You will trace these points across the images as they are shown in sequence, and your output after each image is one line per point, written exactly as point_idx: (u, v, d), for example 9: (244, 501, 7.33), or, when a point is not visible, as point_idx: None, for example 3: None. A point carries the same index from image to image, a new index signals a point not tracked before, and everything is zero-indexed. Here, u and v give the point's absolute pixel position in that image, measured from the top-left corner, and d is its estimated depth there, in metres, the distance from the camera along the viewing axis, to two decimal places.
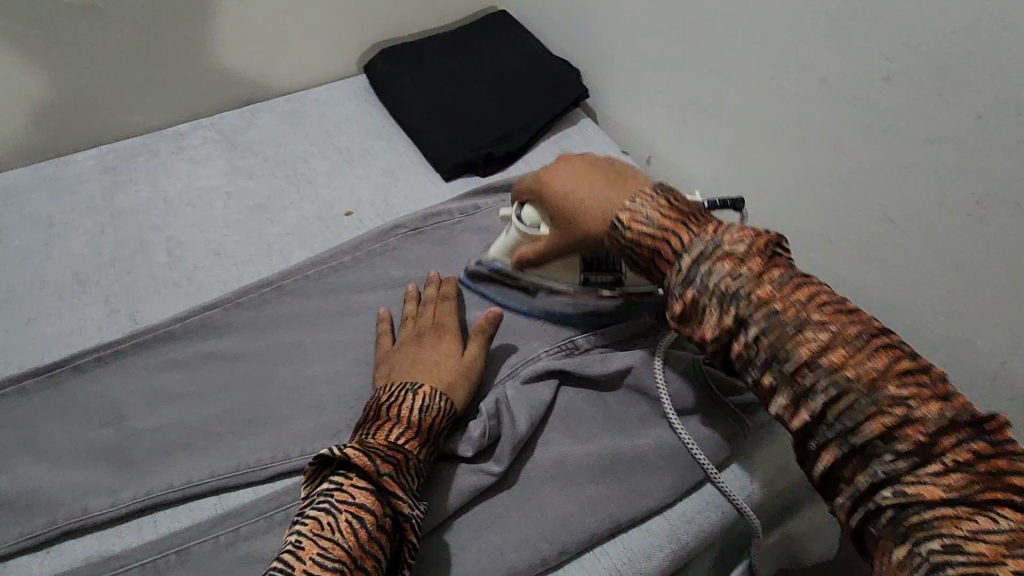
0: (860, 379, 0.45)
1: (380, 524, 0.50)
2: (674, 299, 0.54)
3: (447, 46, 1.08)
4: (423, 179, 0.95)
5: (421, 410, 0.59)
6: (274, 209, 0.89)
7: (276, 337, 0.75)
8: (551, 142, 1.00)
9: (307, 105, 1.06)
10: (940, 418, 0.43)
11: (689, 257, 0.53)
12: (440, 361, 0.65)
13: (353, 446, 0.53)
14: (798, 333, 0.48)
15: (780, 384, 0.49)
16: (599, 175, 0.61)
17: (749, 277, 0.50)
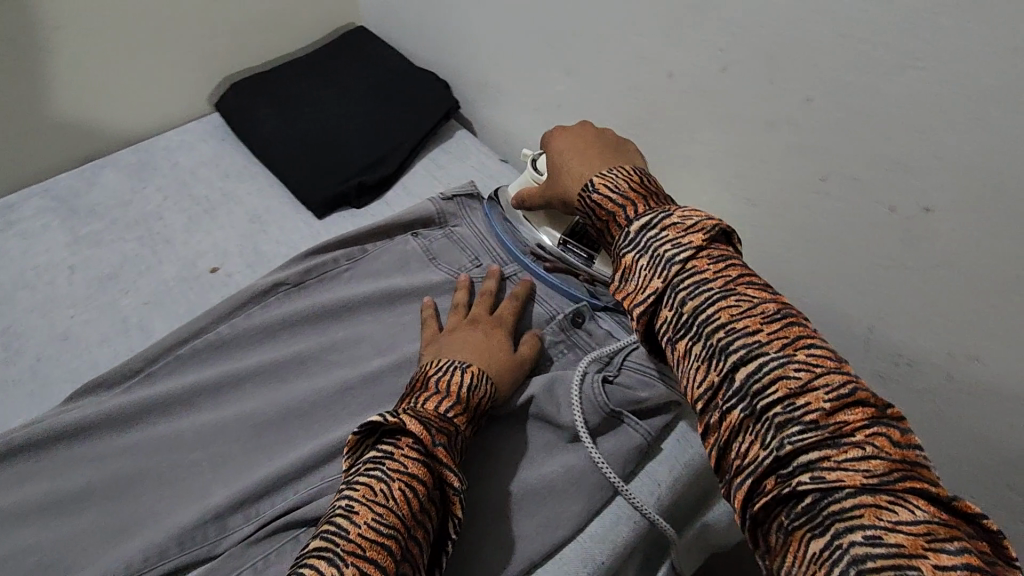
0: (778, 351, 0.43)
1: (428, 496, 0.50)
2: (617, 264, 0.53)
3: (305, 73, 1.02)
4: (296, 219, 0.89)
5: (470, 388, 0.58)
6: (128, 278, 0.81)
7: (145, 426, 0.67)
8: (428, 161, 0.96)
9: (157, 153, 0.96)
10: (849, 393, 0.41)
11: (638, 224, 0.53)
12: (484, 345, 0.64)
13: (408, 413, 0.53)
14: (722, 299, 0.46)
15: (694, 345, 0.47)
16: (591, 144, 0.65)
17: (689, 245, 0.49)
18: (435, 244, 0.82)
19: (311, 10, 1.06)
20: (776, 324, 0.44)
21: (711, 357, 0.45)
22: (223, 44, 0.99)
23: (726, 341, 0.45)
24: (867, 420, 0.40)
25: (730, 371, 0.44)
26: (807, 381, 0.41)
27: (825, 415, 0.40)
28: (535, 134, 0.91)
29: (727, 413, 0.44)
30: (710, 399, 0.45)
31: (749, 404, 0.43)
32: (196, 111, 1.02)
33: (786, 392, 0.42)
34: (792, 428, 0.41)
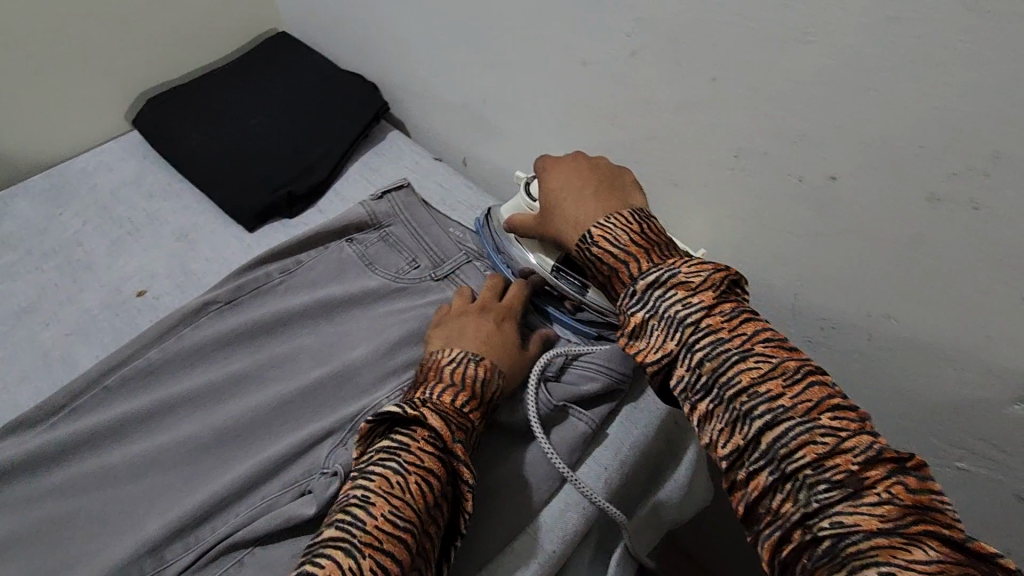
0: (800, 412, 0.44)
1: (443, 492, 0.51)
2: (625, 322, 0.53)
3: (229, 84, 0.99)
4: (226, 234, 0.86)
5: (483, 383, 0.60)
6: (49, 310, 0.77)
7: (75, 465, 0.64)
8: (361, 164, 0.94)
9: (74, 177, 0.92)
10: (870, 448, 0.42)
11: (645, 282, 0.52)
12: (494, 335, 0.66)
13: (428, 408, 0.55)
14: (739, 360, 0.47)
15: (714, 407, 0.47)
16: (586, 184, 0.64)
17: (700, 304, 0.49)
18: (370, 248, 0.80)
19: (227, 17, 1.03)
20: (797, 384, 0.45)
21: (734, 420, 0.46)
22: (135, 58, 0.95)
23: (748, 403, 0.45)
24: (888, 472, 0.41)
25: (754, 433, 0.44)
26: (830, 441, 0.42)
27: (851, 472, 0.41)
28: (466, 130, 0.91)
29: (754, 473, 0.44)
30: (734, 459, 0.45)
31: (773, 462, 0.43)
32: (113, 130, 0.98)
33: (812, 453, 0.42)
34: (814, 484, 0.41)
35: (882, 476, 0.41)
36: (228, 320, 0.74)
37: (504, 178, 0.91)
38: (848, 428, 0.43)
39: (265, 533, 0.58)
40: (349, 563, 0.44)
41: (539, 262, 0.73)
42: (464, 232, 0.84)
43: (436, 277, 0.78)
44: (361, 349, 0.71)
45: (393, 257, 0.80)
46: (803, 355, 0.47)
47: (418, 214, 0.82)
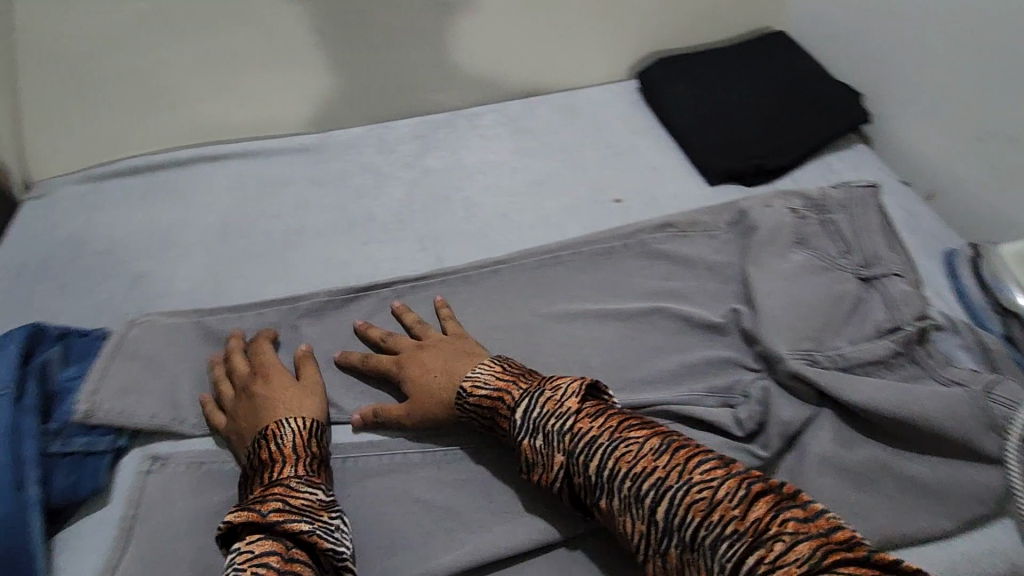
0: (676, 481, 0.52)
1: (286, 558, 0.53)
2: (521, 452, 0.62)
3: (723, 62, 1.13)
4: (688, 180, 1.00)
5: (280, 442, 0.65)
6: (551, 187, 1.01)
7: (553, 300, 0.85)
8: (821, 163, 1.00)
9: (583, 102, 1.18)
10: (742, 492, 0.49)
11: (521, 411, 0.62)
12: (294, 394, 0.72)
13: (234, 511, 0.57)
14: (613, 450, 0.56)
15: (618, 507, 0.55)
16: (444, 357, 0.73)
17: (568, 413, 0.60)
18: (809, 225, 0.86)
19: (741, 10, 1.17)
20: (665, 458, 0.54)
21: (632, 507, 0.54)
22: (660, 26, 1.16)
23: (637, 488, 0.53)
24: (773, 512, 0.46)
25: (653, 517, 0.52)
26: (709, 498, 0.49)
27: (740, 520, 0.47)
28: (963, 163, 0.89)
29: (676, 557, 0.50)
30: (655, 548, 0.52)
31: (675, 535, 0.50)
32: (617, 77, 1.22)
33: (702, 515, 0.49)
34: (717, 544, 0.47)
35: (770, 520, 0.46)
36: (683, 246, 0.88)
37: (986, 220, 0.88)
38: (716, 480, 0.51)
39: (701, 418, 0.70)
40: None
41: None
42: (906, 253, 0.82)
43: (859, 273, 0.79)
44: (789, 309, 0.76)
45: (827, 245, 0.83)
46: (663, 430, 0.57)
47: (866, 217, 0.85)
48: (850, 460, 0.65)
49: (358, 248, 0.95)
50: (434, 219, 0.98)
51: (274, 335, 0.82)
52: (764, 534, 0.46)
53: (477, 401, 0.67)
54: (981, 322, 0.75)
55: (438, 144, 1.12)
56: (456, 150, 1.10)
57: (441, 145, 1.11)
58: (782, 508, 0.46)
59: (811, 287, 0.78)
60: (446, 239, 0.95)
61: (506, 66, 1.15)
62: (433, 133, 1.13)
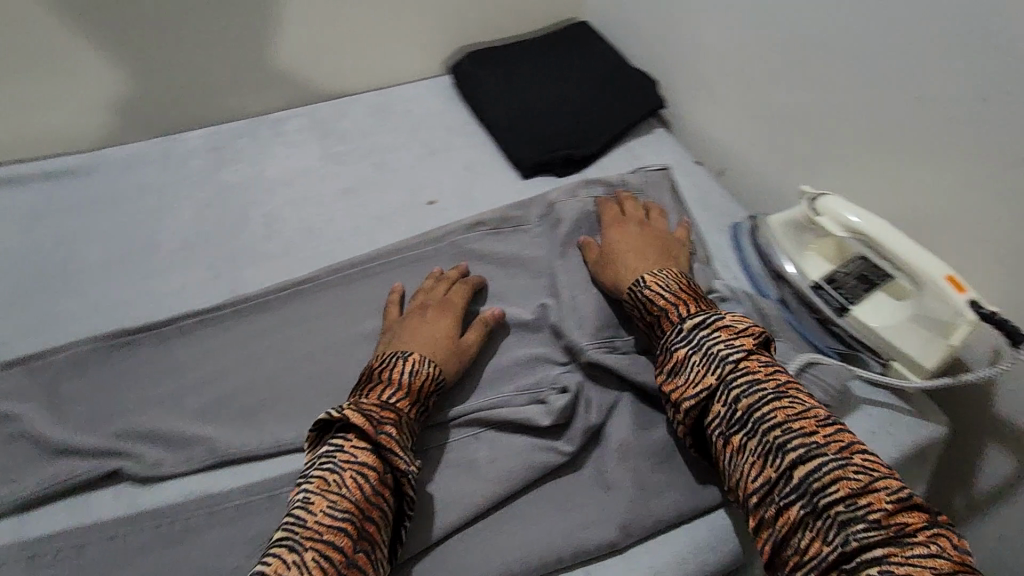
0: (835, 453, 0.54)
1: (378, 486, 0.56)
2: (669, 356, 0.66)
3: (531, 54, 1.13)
4: (502, 175, 0.99)
5: (411, 374, 0.65)
6: (363, 194, 0.95)
7: (360, 315, 0.79)
8: (626, 149, 1.03)
9: (395, 99, 1.12)
10: (909, 499, 0.51)
11: (692, 325, 0.66)
12: (436, 337, 0.71)
13: (350, 409, 0.59)
14: (774, 399, 0.58)
15: (749, 443, 0.58)
16: (644, 258, 0.77)
17: (741, 348, 0.62)
18: (612, 215, 0.88)
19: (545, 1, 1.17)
20: (831, 430, 0.56)
21: (767, 453, 0.56)
22: (466, 21, 1.13)
23: (786, 439, 0.56)
24: (927, 525, 0.50)
25: (787, 469, 0.54)
26: (865, 483, 0.52)
27: (887, 515, 0.50)
28: (741, 142, 0.95)
29: (787, 508, 0.54)
30: (766, 493, 0.56)
31: (806, 498, 0.53)
32: (430, 73, 1.17)
33: (847, 491, 0.51)
34: (853, 524, 0.50)
35: (927, 532, 0.49)
36: (492, 244, 0.87)
37: (764, 194, 0.94)
38: (881, 474, 0.53)
39: (509, 421, 0.68)
40: (291, 558, 0.49)
41: (799, 273, 0.77)
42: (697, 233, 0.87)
43: None
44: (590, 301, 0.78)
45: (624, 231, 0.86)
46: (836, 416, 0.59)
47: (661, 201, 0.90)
48: (645, 443, 0.67)
49: (136, 283, 0.83)
50: (225, 241, 0.88)
51: (483, 281, 0.81)
52: (911, 535, 0.49)
53: (651, 294, 0.71)
54: (759, 291, 0.81)
55: (229, 154, 1.00)
56: (256, 159, 0.99)
57: (233, 155, 1.00)
58: (944, 531, 0.50)
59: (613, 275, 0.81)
60: (243, 263, 0.85)
61: (301, 69, 1.06)
62: (222, 144, 1.01)
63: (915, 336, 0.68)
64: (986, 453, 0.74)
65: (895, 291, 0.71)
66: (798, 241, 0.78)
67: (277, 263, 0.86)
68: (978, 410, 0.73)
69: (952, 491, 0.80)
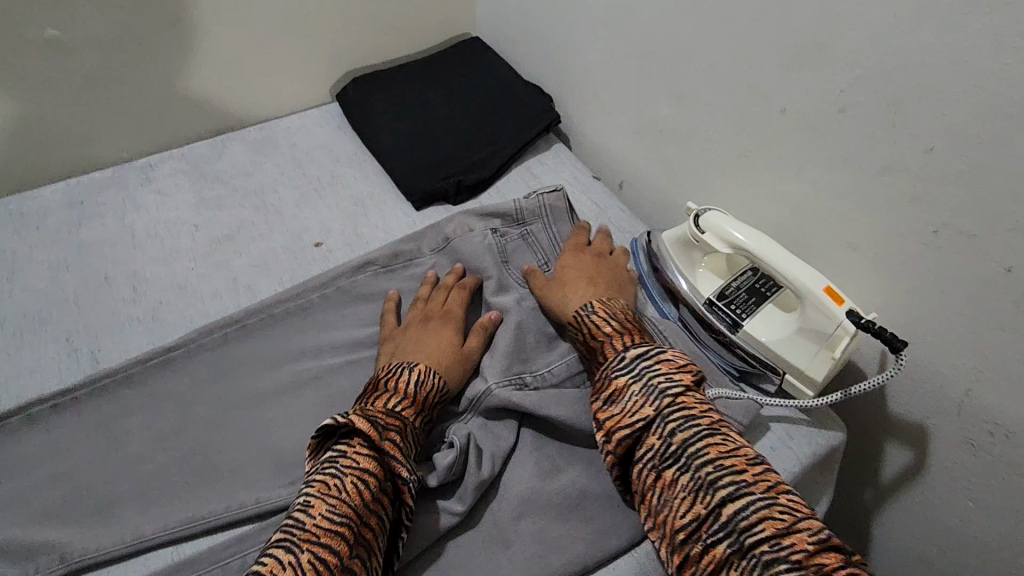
0: (763, 492, 0.51)
1: (379, 493, 0.55)
2: (608, 383, 0.62)
3: (421, 75, 1.08)
4: (396, 208, 0.94)
5: (417, 385, 0.64)
6: (243, 242, 0.88)
7: (239, 378, 0.73)
8: (525, 169, 1.00)
9: (280, 133, 1.05)
10: (828, 539, 0.48)
11: (635, 355, 0.63)
12: (445, 348, 0.70)
13: (356, 414, 0.58)
14: (709, 435, 0.55)
15: (679, 476, 0.54)
16: (595, 284, 0.75)
17: (680, 382, 0.60)
18: (509, 242, 0.85)
19: (432, 18, 1.13)
20: (760, 467, 0.53)
21: (698, 489, 0.53)
22: (348, 44, 1.07)
23: (717, 476, 0.52)
24: (846, 565, 0.46)
25: (717, 505, 0.51)
26: (790, 522, 0.49)
27: (809, 556, 0.46)
28: (633, 154, 0.93)
29: (712, 545, 0.50)
30: (693, 529, 0.52)
31: (732, 536, 0.49)
32: (317, 101, 1.11)
33: (773, 530, 0.48)
34: (776, 566, 0.47)
35: (847, 572, 0.45)
36: (383, 285, 0.82)
37: (660, 206, 0.92)
38: (803, 513, 0.50)
39: None
40: (287, 560, 0.48)
41: (692, 290, 0.76)
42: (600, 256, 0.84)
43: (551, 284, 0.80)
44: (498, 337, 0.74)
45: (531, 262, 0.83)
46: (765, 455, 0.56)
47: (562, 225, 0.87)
48: (543, 491, 0.64)
49: None
50: (87, 309, 0.80)
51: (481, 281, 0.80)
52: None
53: (598, 318, 0.68)
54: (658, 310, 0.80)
55: (91, 209, 0.91)
56: (122, 213, 0.91)
57: (96, 210, 0.91)
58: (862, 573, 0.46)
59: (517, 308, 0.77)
60: (106, 333, 0.78)
61: (168, 109, 0.97)
62: (83, 198, 0.92)
63: (804, 346, 0.68)
64: (885, 452, 0.75)
65: (782, 301, 0.72)
66: (687, 258, 0.77)
67: (146, 328, 0.78)
68: (872, 412, 0.74)
69: (860, 490, 0.81)
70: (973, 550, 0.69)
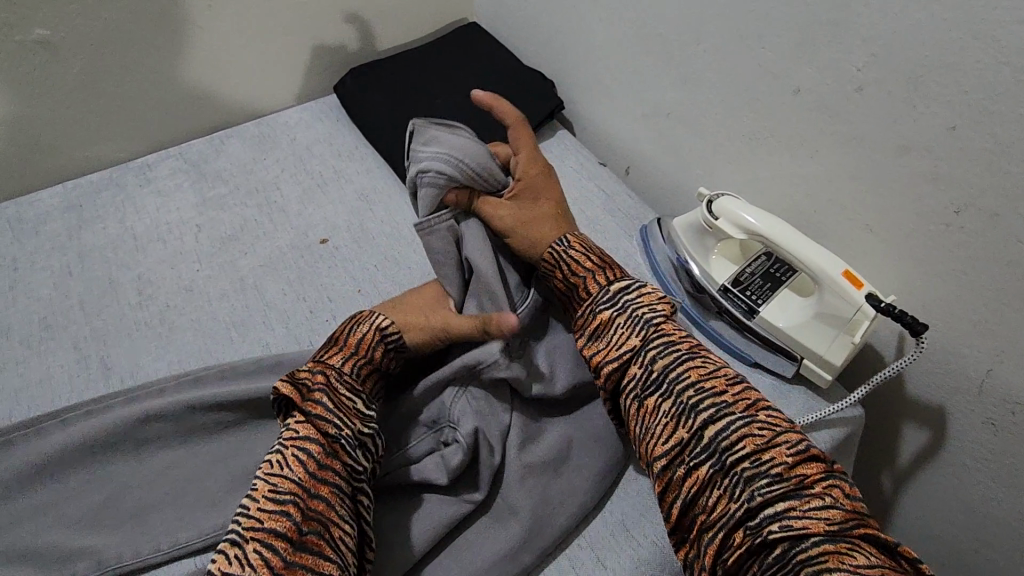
0: (743, 411, 0.53)
1: (326, 452, 0.54)
2: (594, 318, 0.63)
3: (419, 64, 1.06)
4: (400, 201, 0.93)
5: (353, 332, 0.64)
6: (247, 241, 0.87)
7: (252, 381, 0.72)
8: None
9: (278, 127, 1.03)
10: (803, 449, 0.50)
11: (619, 287, 0.64)
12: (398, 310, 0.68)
13: (282, 379, 0.58)
14: (688, 360, 0.57)
15: (662, 402, 0.56)
16: (549, 208, 0.74)
17: (662, 311, 0.62)
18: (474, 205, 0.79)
19: (429, 5, 1.10)
20: (737, 388, 0.55)
21: (681, 414, 0.54)
22: (344, 35, 1.05)
23: (699, 398, 0.54)
24: (824, 475, 0.49)
25: (699, 428, 0.53)
26: (768, 437, 0.51)
27: (788, 468, 0.49)
28: (640, 140, 0.91)
29: (696, 467, 0.52)
30: (677, 453, 0.53)
31: (714, 457, 0.52)
32: (315, 94, 1.09)
33: (752, 447, 0.50)
34: (756, 481, 0.49)
35: (823, 483, 0.48)
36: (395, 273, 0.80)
37: (669, 191, 0.91)
38: (780, 427, 0.52)
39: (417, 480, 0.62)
40: (235, 552, 0.48)
41: (705, 275, 0.75)
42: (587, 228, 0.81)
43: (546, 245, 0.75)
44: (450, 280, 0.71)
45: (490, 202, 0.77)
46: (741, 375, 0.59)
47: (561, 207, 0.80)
48: (565, 484, 0.63)
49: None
50: (94, 315, 0.79)
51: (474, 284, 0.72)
52: (808, 486, 0.48)
53: (579, 252, 0.69)
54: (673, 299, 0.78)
55: (93, 212, 0.90)
56: (123, 215, 0.89)
57: (97, 213, 0.89)
58: (838, 481, 0.49)
59: (483, 244, 0.71)
60: (117, 338, 0.77)
61: (164, 107, 0.96)
62: (83, 202, 0.91)
63: (821, 333, 0.67)
64: (903, 433, 0.75)
65: (799, 287, 0.71)
66: (701, 246, 0.75)
67: (155, 334, 0.78)
68: (890, 394, 0.73)
69: (878, 472, 0.80)
70: (995, 528, 0.69)
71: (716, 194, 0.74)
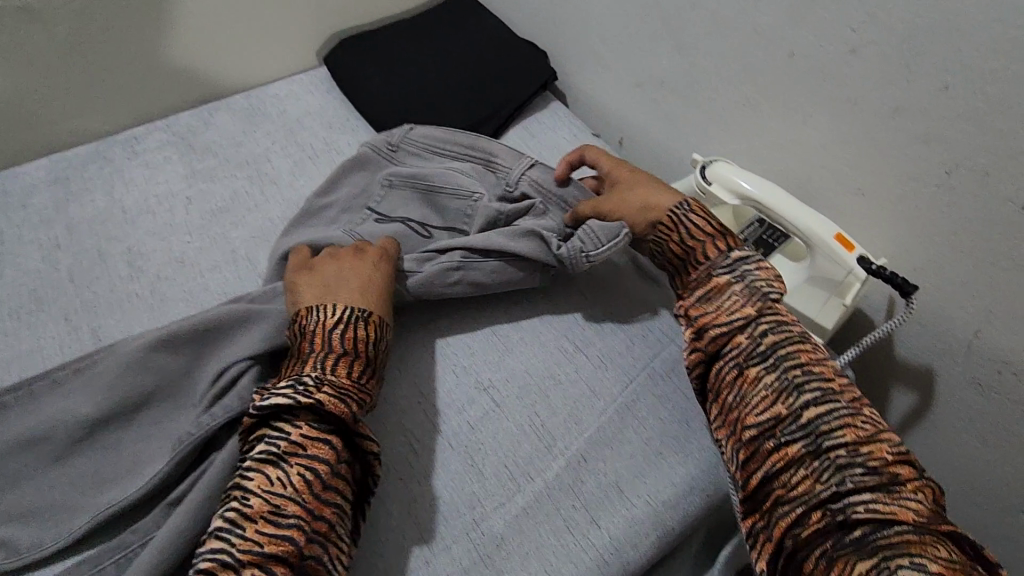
0: (847, 402, 0.53)
1: (335, 472, 0.53)
2: (708, 282, 0.62)
3: (410, 35, 1.04)
4: None
5: (370, 343, 0.61)
6: (239, 213, 0.86)
7: None
8: (522, 129, 0.98)
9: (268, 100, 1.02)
10: (903, 451, 0.51)
11: (738, 257, 0.62)
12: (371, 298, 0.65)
13: (324, 391, 0.55)
14: (802, 343, 0.57)
15: (766, 376, 0.55)
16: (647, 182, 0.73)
17: (778, 288, 0.60)
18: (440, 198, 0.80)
19: None
20: (843, 379, 0.55)
21: (783, 392, 0.54)
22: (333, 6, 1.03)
23: (806, 379, 0.54)
24: (918, 477, 0.49)
25: (800, 409, 0.53)
26: (871, 431, 0.51)
27: (886, 463, 0.49)
28: (634, 110, 0.91)
29: (789, 443, 0.52)
30: (773, 425, 0.53)
31: (809, 436, 0.51)
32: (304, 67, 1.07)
33: (853, 437, 0.50)
34: (849, 466, 0.49)
35: (917, 483, 0.49)
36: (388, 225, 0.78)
37: (663, 161, 0.91)
38: (882, 426, 0.52)
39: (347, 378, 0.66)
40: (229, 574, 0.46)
41: None
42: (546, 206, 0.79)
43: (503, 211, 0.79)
44: (414, 206, 0.80)
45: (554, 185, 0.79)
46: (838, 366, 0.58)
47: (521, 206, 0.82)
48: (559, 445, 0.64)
49: None
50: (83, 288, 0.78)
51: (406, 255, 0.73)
52: (901, 482, 0.48)
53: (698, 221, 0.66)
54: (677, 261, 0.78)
55: (79, 185, 0.88)
56: (111, 187, 0.88)
57: (83, 186, 0.88)
58: (929, 486, 0.50)
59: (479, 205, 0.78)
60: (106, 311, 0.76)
61: (151, 78, 0.94)
62: (69, 175, 0.89)
63: (811, 295, 0.67)
64: (891, 395, 0.76)
65: (792, 251, 0.71)
66: None
67: (148, 305, 0.77)
68: (880, 357, 0.74)
69: None
70: (978, 486, 0.71)
71: (709, 160, 0.74)
